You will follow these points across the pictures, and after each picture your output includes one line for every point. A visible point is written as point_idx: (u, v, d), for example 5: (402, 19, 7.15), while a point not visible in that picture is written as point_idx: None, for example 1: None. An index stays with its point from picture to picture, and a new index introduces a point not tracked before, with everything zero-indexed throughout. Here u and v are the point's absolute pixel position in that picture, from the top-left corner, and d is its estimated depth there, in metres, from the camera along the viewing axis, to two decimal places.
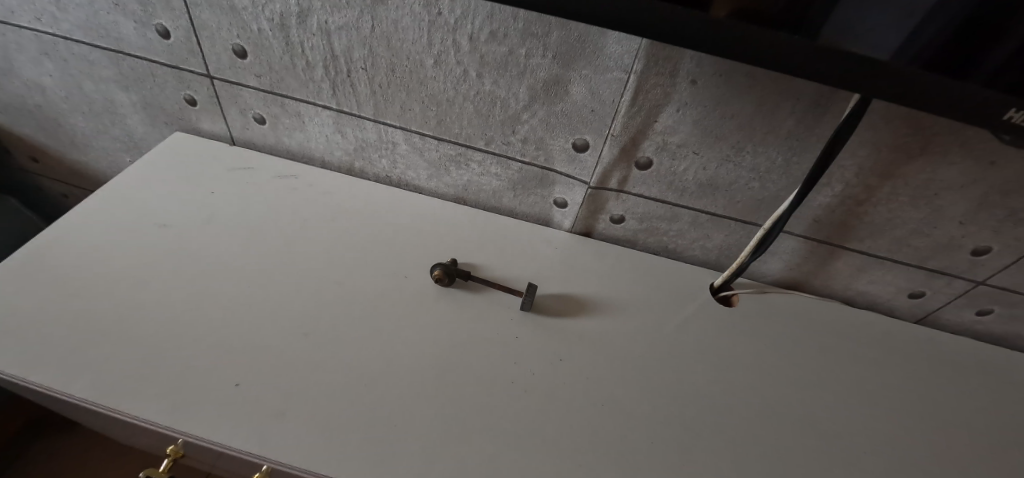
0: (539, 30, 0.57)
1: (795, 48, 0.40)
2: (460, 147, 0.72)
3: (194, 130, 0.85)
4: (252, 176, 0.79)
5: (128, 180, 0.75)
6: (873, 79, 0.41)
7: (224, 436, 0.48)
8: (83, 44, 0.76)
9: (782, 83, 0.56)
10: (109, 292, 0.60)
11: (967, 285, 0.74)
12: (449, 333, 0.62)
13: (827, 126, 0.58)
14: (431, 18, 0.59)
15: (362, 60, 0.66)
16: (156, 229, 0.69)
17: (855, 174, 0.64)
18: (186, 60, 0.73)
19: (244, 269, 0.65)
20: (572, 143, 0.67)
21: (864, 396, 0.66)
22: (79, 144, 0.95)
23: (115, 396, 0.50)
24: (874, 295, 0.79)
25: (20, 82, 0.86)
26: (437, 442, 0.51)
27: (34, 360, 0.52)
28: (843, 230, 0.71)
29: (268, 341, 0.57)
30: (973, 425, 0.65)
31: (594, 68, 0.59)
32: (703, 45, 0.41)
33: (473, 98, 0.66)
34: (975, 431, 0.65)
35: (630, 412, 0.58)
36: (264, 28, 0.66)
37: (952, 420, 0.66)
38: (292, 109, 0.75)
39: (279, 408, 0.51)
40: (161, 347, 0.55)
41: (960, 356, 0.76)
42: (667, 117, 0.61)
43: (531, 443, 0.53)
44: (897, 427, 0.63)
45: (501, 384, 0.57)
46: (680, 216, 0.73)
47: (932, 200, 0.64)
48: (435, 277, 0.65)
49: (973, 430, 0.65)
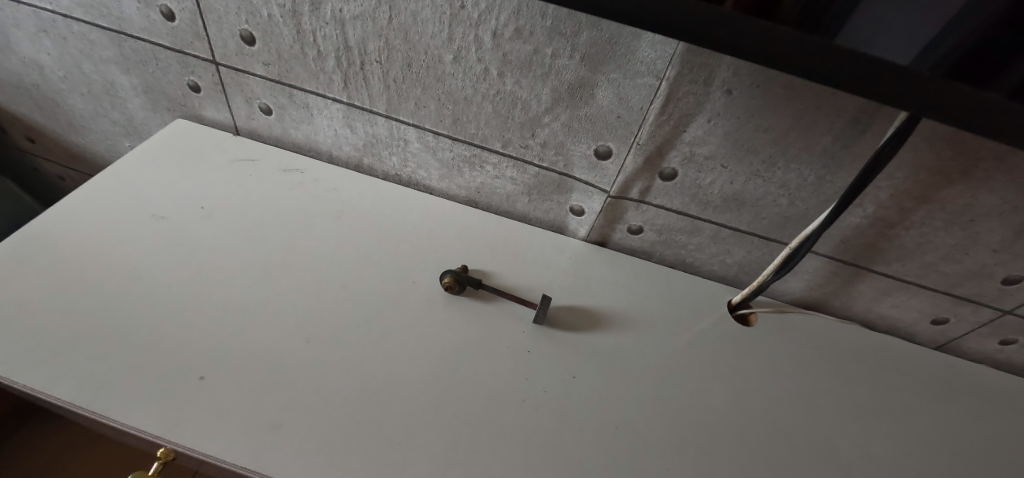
0: (569, 29, 0.54)
1: (833, 58, 0.37)
2: (475, 148, 0.69)
3: (196, 117, 0.81)
4: (256, 169, 0.75)
5: (126, 168, 0.71)
6: (916, 95, 0.38)
7: (218, 449, 0.45)
8: (83, 22, 0.72)
9: (824, 97, 0.53)
10: (101, 287, 0.57)
11: (993, 314, 0.71)
12: (458, 343, 0.59)
13: (865, 144, 0.55)
14: (453, 11, 0.56)
15: (377, 52, 0.62)
16: (153, 221, 0.65)
17: (889, 195, 0.61)
18: (190, 45, 0.70)
19: (245, 267, 0.62)
20: (594, 150, 0.64)
21: (885, 424, 0.64)
22: (77, 126, 0.91)
23: (103, 402, 0.47)
24: (896, 320, 0.76)
25: (17, 60, 0.82)
26: (443, 462, 0.48)
27: (17, 360, 0.49)
28: (870, 252, 0.68)
29: (268, 345, 0.54)
30: (993, 457, 0.63)
31: (624, 72, 0.55)
32: (731, 46, 0.38)
33: (493, 98, 0.62)
34: (995, 464, 0.62)
35: (645, 434, 0.55)
36: (275, 14, 0.62)
37: (973, 451, 0.63)
38: (300, 100, 0.72)
39: (275, 420, 0.48)
40: (155, 347, 0.52)
41: (981, 386, 0.73)
42: (697, 127, 0.58)
43: (541, 465, 0.50)
44: (917, 455, 0.61)
45: (511, 402, 0.54)
46: (701, 230, 0.70)
47: (968, 226, 0.61)
48: (445, 284, 0.62)
49: (991, 461, 0.62)
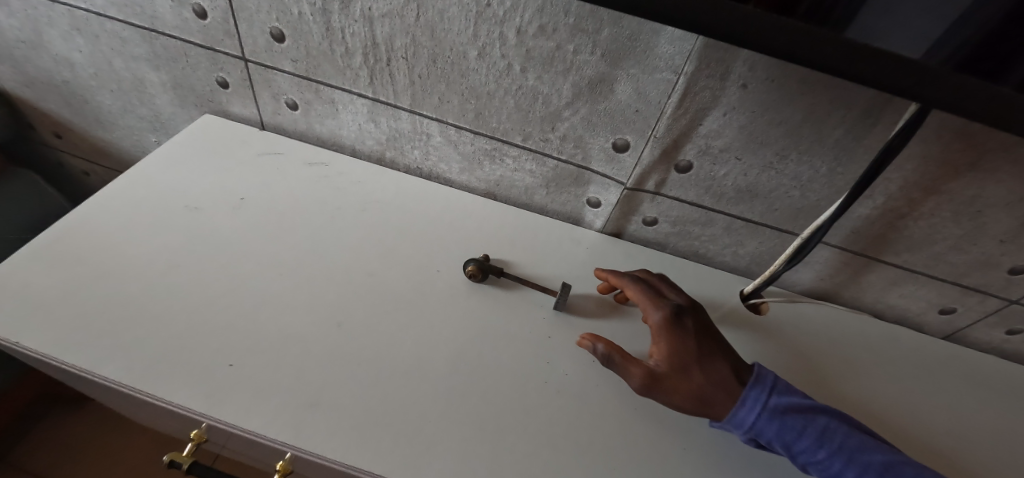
0: (591, 26, 0.56)
1: (847, 54, 0.39)
2: (495, 141, 0.71)
3: (223, 113, 0.84)
4: (282, 162, 0.78)
5: (157, 163, 0.74)
6: (928, 88, 0.40)
7: (260, 425, 0.48)
8: (116, 20, 0.75)
9: (837, 91, 0.54)
10: (139, 275, 0.59)
11: (1000, 304, 0.73)
12: (482, 328, 0.61)
13: (877, 137, 0.57)
14: (478, 9, 0.58)
15: (403, 49, 0.65)
16: (187, 212, 0.68)
17: (899, 187, 0.63)
18: (221, 42, 0.72)
19: (276, 256, 0.65)
20: (612, 143, 0.66)
21: (899, 425, 0.64)
22: (105, 122, 0.94)
23: (150, 382, 0.50)
24: (904, 310, 0.78)
25: (49, 57, 0.85)
26: (471, 439, 0.50)
27: (69, 342, 0.52)
28: (879, 243, 0.70)
29: (301, 330, 0.57)
30: (998, 440, 0.65)
31: (643, 67, 0.57)
32: (749, 41, 0.41)
33: (515, 93, 0.65)
34: (999, 447, 0.65)
35: (662, 416, 0.57)
36: (305, 12, 0.64)
37: (979, 435, 0.65)
38: (326, 96, 0.74)
39: (312, 399, 0.51)
40: (195, 331, 0.54)
41: (988, 374, 0.75)
42: (713, 121, 0.60)
43: (563, 444, 0.52)
44: (919, 453, 0.61)
45: (534, 384, 0.57)
46: (715, 222, 0.73)
47: (976, 217, 0.63)
48: (468, 272, 0.64)
49: (994, 464, 0.62)
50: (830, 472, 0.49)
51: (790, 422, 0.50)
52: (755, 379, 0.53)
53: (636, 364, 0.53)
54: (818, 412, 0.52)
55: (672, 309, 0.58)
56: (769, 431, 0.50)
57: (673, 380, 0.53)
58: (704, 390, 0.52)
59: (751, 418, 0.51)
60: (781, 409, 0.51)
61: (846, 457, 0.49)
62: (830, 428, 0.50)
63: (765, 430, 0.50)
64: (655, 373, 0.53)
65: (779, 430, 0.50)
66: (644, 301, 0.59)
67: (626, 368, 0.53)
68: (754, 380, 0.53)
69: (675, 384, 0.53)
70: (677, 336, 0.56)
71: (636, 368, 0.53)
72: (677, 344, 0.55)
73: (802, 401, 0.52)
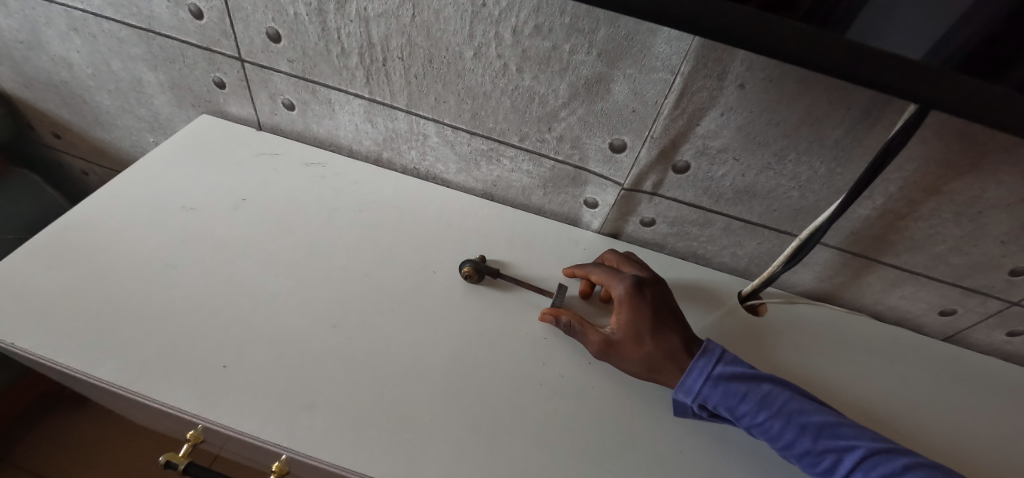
0: (587, 26, 0.55)
1: (841, 54, 0.39)
2: (492, 142, 0.71)
3: (220, 113, 0.84)
4: (280, 163, 0.78)
5: (154, 163, 0.74)
6: (923, 88, 0.39)
7: (254, 426, 0.48)
8: (113, 21, 0.75)
9: (836, 91, 0.54)
10: (135, 275, 0.59)
11: (1001, 305, 0.72)
12: (478, 330, 0.61)
13: (875, 137, 0.57)
14: (474, 8, 0.57)
15: (399, 49, 0.64)
16: (183, 212, 0.68)
17: (899, 188, 0.62)
18: (218, 42, 0.72)
19: (272, 256, 0.65)
20: (609, 143, 0.66)
21: (898, 424, 0.64)
22: (103, 122, 0.94)
23: (144, 383, 0.50)
24: (904, 311, 0.78)
25: (48, 58, 0.85)
26: (466, 441, 0.50)
27: (63, 343, 0.52)
28: (879, 244, 0.70)
29: (296, 331, 0.57)
30: (998, 438, 0.65)
31: (640, 67, 0.57)
32: (744, 41, 0.40)
33: (511, 93, 0.64)
34: (1000, 445, 0.65)
35: (658, 418, 0.57)
36: (301, 12, 0.64)
37: (978, 433, 0.65)
38: (323, 96, 0.74)
39: (307, 400, 0.50)
40: (190, 332, 0.54)
41: (986, 373, 0.75)
42: (710, 121, 0.60)
43: (559, 445, 0.52)
44: (856, 414, 0.64)
45: (530, 385, 0.56)
46: (713, 222, 0.72)
47: (976, 217, 0.62)
48: (465, 273, 0.64)
49: (947, 442, 0.63)
50: (772, 436, 0.52)
51: (733, 389, 0.54)
52: (703, 351, 0.56)
53: (590, 332, 0.58)
54: (763, 381, 0.55)
55: (637, 284, 0.61)
56: (713, 397, 0.54)
57: (625, 347, 0.57)
58: (653, 358, 0.56)
59: (697, 385, 0.54)
60: (724, 377, 0.54)
61: (787, 420, 0.52)
62: (772, 394, 0.53)
63: (709, 395, 0.54)
64: (606, 340, 0.57)
65: (722, 396, 0.54)
66: (614, 277, 0.62)
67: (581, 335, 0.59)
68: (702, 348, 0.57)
69: (625, 351, 0.57)
70: (632, 308, 0.59)
71: (591, 336, 0.58)
72: (632, 316, 0.59)
73: (745, 370, 0.55)
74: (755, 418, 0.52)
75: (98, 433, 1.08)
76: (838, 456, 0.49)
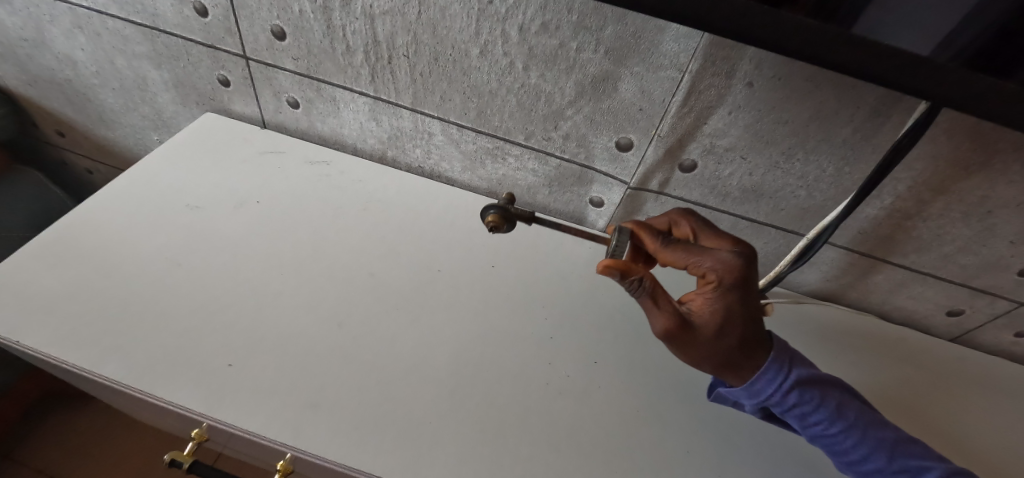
0: (594, 23, 0.55)
1: (853, 50, 0.38)
2: (498, 140, 0.71)
3: (225, 111, 0.84)
4: (284, 161, 0.78)
5: (159, 161, 0.74)
6: (935, 84, 0.39)
7: (260, 425, 0.48)
8: (117, 18, 0.74)
9: (845, 90, 0.53)
10: (139, 274, 0.59)
11: (1010, 306, 0.71)
12: (483, 329, 0.61)
13: (885, 136, 0.56)
14: (480, 6, 0.57)
15: (405, 46, 0.64)
16: (188, 211, 0.68)
17: (907, 187, 0.62)
18: (223, 40, 0.72)
19: (277, 255, 0.64)
20: (616, 142, 0.66)
21: (913, 423, 0.64)
22: (107, 120, 0.94)
23: (148, 382, 0.49)
24: (911, 311, 0.77)
25: (52, 56, 0.85)
26: (471, 441, 0.50)
27: (67, 342, 0.51)
28: (886, 244, 0.69)
29: (302, 330, 0.56)
30: (1006, 431, 0.66)
31: (647, 65, 0.57)
32: (754, 34, 0.40)
33: (517, 91, 0.64)
34: (1008, 438, 0.65)
35: (665, 418, 0.56)
36: (306, 9, 0.64)
37: (988, 427, 0.66)
38: (328, 94, 0.74)
39: (312, 400, 0.50)
40: (195, 331, 0.54)
41: (991, 369, 0.75)
42: (718, 119, 0.59)
43: (565, 445, 0.52)
44: None
45: (536, 385, 0.56)
46: (719, 221, 0.72)
47: (985, 217, 0.62)
48: (490, 222, 0.56)
49: (961, 438, 0.64)
50: (838, 446, 0.49)
51: (808, 396, 0.48)
52: (781, 351, 0.49)
53: (664, 307, 0.48)
54: (835, 386, 0.50)
55: (735, 266, 0.50)
56: (782, 403, 0.48)
57: (699, 335, 0.48)
58: (727, 356, 0.48)
59: (771, 390, 0.48)
60: (801, 382, 0.48)
61: (862, 434, 0.48)
62: (847, 404, 0.48)
63: (781, 401, 0.48)
64: (679, 320, 0.47)
65: (795, 403, 0.48)
66: (707, 251, 0.51)
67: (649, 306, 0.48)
68: (780, 350, 0.49)
69: (699, 339, 0.47)
70: (723, 292, 0.49)
71: (660, 310, 0.48)
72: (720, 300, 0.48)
73: (819, 374, 0.49)
74: (827, 429, 0.48)
75: (103, 429, 1.09)
76: (909, 476, 0.47)
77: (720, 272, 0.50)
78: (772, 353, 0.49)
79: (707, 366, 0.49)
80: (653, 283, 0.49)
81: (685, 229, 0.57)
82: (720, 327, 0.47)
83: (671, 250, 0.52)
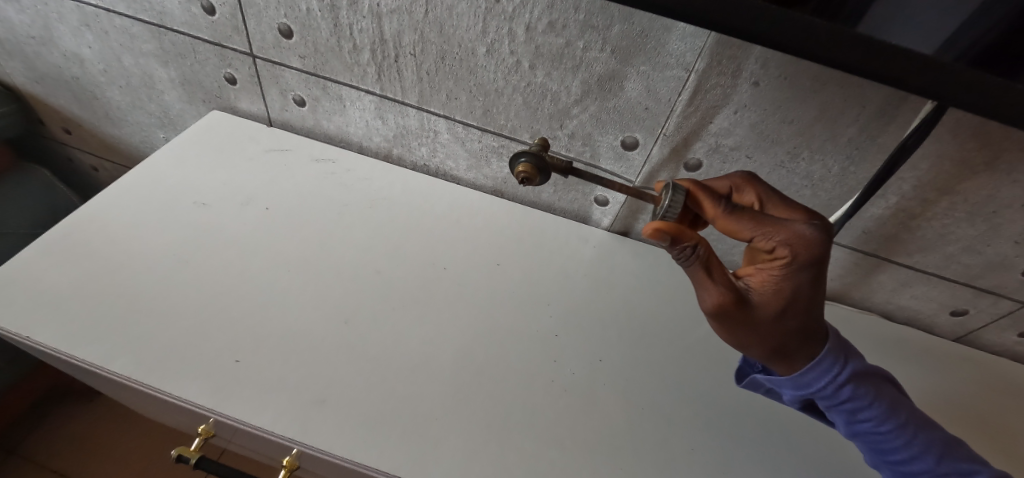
0: (601, 22, 0.55)
1: (861, 48, 0.38)
2: (503, 139, 0.71)
3: (231, 109, 0.84)
4: (291, 159, 0.78)
5: (166, 159, 0.74)
6: (945, 82, 0.39)
7: (268, 421, 0.48)
8: (125, 16, 0.75)
9: (850, 90, 0.53)
10: (146, 271, 0.59)
11: (1014, 306, 0.72)
12: (489, 326, 0.61)
13: (890, 136, 0.56)
14: (487, 5, 0.57)
15: (411, 45, 0.64)
16: (195, 208, 0.68)
17: (913, 187, 0.62)
18: (230, 38, 0.72)
19: (283, 252, 0.65)
20: (621, 140, 0.66)
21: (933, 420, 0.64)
22: (114, 118, 0.95)
23: (157, 378, 0.50)
24: (915, 311, 0.77)
25: (59, 54, 0.85)
26: (477, 437, 0.50)
27: (76, 338, 0.52)
28: (891, 243, 0.69)
29: (308, 327, 0.57)
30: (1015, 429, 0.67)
31: (654, 64, 0.57)
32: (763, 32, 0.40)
33: (523, 89, 0.64)
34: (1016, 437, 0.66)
35: (670, 416, 0.57)
36: (313, 8, 0.64)
37: (1000, 426, 0.67)
38: (334, 92, 0.74)
39: (319, 396, 0.51)
40: (203, 327, 0.55)
41: (997, 368, 0.76)
42: (723, 119, 0.59)
43: (570, 443, 0.52)
44: None
45: (541, 382, 0.57)
46: None
47: (990, 217, 0.62)
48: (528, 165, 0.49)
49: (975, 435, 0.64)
50: (885, 444, 0.48)
51: (862, 392, 0.47)
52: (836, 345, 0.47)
53: (717, 281, 0.44)
54: (884, 383, 0.48)
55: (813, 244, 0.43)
56: (833, 398, 0.47)
57: (750, 316, 0.45)
58: (778, 341, 0.46)
59: (825, 384, 0.46)
60: (855, 377, 0.47)
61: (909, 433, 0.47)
62: (897, 402, 0.47)
63: (833, 395, 0.47)
64: (732, 296, 0.44)
65: (848, 398, 0.47)
66: (780, 222, 0.44)
67: (700, 277, 0.44)
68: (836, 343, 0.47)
69: (750, 319, 0.45)
70: (789, 273, 0.44)
71: (714, 283, 0.44)
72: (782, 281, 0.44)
73: (870, 369, 0.48)
74: (877, 426, 0.47)
75: (109, 425, 1.10)
76: None
77: (794, 247, 0.43)
78: (829, 344, 0.47)
79: (752, 344, 0.47)
80: (708, 252, 0.44)
81: (749, 196, 0.50)
82: (773, 308, 0.45)
83: (737, 220, 0.45)
